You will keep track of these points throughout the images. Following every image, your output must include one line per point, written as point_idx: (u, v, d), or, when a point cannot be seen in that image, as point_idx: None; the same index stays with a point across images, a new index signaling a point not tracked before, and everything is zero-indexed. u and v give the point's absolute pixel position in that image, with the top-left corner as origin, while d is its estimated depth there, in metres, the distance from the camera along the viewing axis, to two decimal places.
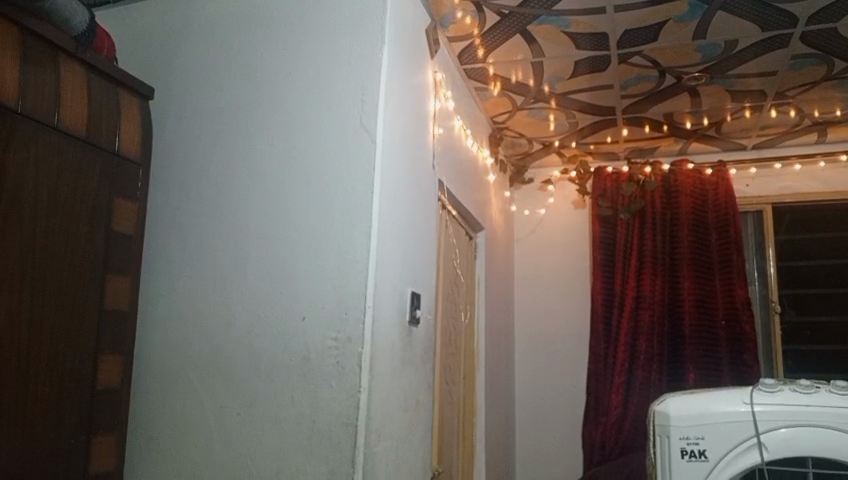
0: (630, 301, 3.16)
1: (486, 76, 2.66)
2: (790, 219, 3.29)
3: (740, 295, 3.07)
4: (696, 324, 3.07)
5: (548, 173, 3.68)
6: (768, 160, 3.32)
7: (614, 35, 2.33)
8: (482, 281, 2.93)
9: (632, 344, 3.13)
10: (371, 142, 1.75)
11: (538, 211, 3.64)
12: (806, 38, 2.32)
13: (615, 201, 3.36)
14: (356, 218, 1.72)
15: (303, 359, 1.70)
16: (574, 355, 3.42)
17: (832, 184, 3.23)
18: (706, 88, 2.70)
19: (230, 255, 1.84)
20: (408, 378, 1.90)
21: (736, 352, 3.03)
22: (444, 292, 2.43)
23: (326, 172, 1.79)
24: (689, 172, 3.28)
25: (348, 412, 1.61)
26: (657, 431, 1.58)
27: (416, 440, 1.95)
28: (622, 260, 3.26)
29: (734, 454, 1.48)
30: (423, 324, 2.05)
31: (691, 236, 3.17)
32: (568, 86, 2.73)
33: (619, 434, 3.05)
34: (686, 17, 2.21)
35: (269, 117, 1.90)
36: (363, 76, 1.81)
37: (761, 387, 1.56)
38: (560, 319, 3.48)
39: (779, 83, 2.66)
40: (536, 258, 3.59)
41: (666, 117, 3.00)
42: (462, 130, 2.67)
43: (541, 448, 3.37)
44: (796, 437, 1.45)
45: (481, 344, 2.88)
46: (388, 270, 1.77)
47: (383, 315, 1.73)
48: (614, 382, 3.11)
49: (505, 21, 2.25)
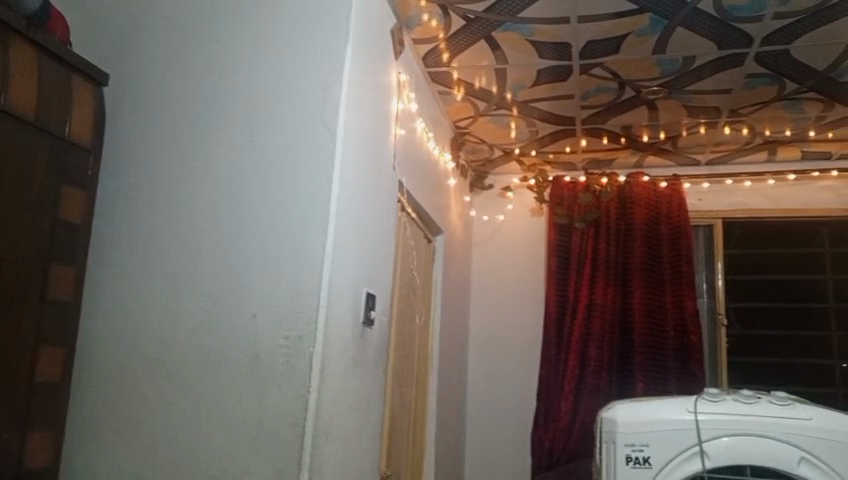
0: (582, 309, 3.20)
1: (450, 81, 2.67)
2: (740, 234, 3.39)
3: (689, 307, 3.14)
4: (646, 334, 3.13)
5: (508, 180, 3.71)
6: (720, 176, 3.41)
7: (576, 45, 2.37)
8: (439, 284, 2.94)
9: (583, 351, 3.18)
10: (331, 139, 1.73)
11: (497, 217, 3.67)
12: (761, 58, 2.39)
13: (572, 210, 3.40)
14: (313, 216, 1.70)
15: (252, 357, 1.67)
16: (527, 362, 3.45)
17: (780, 202, 3.34)
18: (664, 102, 2.76)
19: (182, 249, 1.80)
20: (359, 380, 1.88)
21: (683, 362, 3.10)
22: (399, 294, 2.42)
23: (283, 168, 1.76)
24: (645, 184, 3.35)
25: (296, 412, 1.59)
26: (604, 438, 1.61)
27: (364, 442, 1.93)
28: (576, 268, 3.31)
29: (677, 461, 1.51)
30: (377, 325, 2.03)
31: (643, 247, 3.24)
32: (530, 94, 2.76)
33: (568, 441, 3.09)
34: (648, 31, 2.25)
35: (228, 110, 1.86)
36: (325, 73, 1.79)
37: (705, 397, 1.59)
38: (514, 325, 3.51)
39: (733, 101, 2.73)
40: (493, 264, 3.61)
41: (624, 129, 3.06)
42: (424, 132, 2.68)
43: (491, 453, 3.39)
44: (737, 446, 1.48)
45: (435, 346, 2.88)
46: (343, 269, 1.76)
47: (337, 315, 1.72)
48: (564, 389, 3.15)
49: (471, 26, 2.26)
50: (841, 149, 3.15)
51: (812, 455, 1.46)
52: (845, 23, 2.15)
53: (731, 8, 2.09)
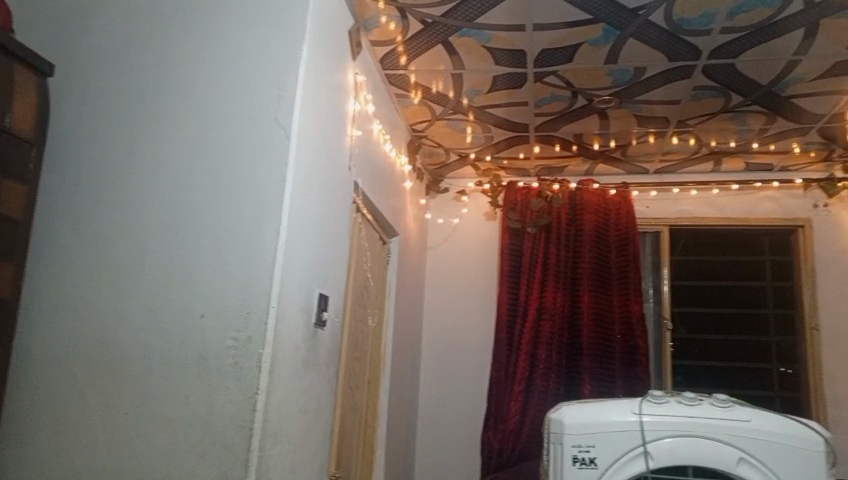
0: (533, 312, 3.25)
1: (407, 84, 2.68)
2: (685, 242, 3.51)
3: (636, 311, 3.22)
4: (594, 337, 3.19)
5: (463, 184, 3.73)
6: (667, 184, 3.50)
7: (532, 53, 2.40)
8: (393, 286, 2.93)
9: (533, 353, 3.22)
10: (284, 137, 1.71)
11: (452, 221, 3.69)
12: (708, 71, 2.47)
13: (524, 215, 3.45)
14: (264, 214, 1.68)
15: (200, 358, 1.63)
16: (479, 364, 3.47)
17: (724, 210, 3.44)
18: (615, 111, 2.83)
19: (127, 245, 1.75)
20: (309, 382, 1.86)
21: (630, 365, 3.17)
22: (353, 294, 2.41)
23: (236, 165, 1.73)
24: (594, 191, 3.43)
25: (243, 414, 1.57)
26: (552, 439, 1.64)
27: (313, 444, 1.91)
28: (528, 271, 3.35)
29: (622, 461, 1.54)
30: (329, 326, 2.02)
31: (593, 252, 3.31)
32: (486, 100, 2.79)
33: (517, 442, 3.12)
34: (601, 41, 2.30)
35: (179, 104, 1.82)
36: (280, 70, 1.77)
37: (650, 399, 1.63)
38: (466, 328, 3.53)
39: (681, 112, 2.82)
40: (447, 267, 3.63)
41: (577, 137, 3.12)
42: (381, 134, 2.67)
43: (441, 455, 3.40)
44: (680, 446, 1.52)
45: (388, 349, 2.88)
46: (295, 269, 1.74)
47: (287, 316, 1.70)
48: (514, 391, 3.18)
49: (429, 30, 2.27)
50: (782, 161, 3.28)
51: (750, 455, 1.50)
52: (786, 40, 2.24)
53: (680, 21, 2.16)
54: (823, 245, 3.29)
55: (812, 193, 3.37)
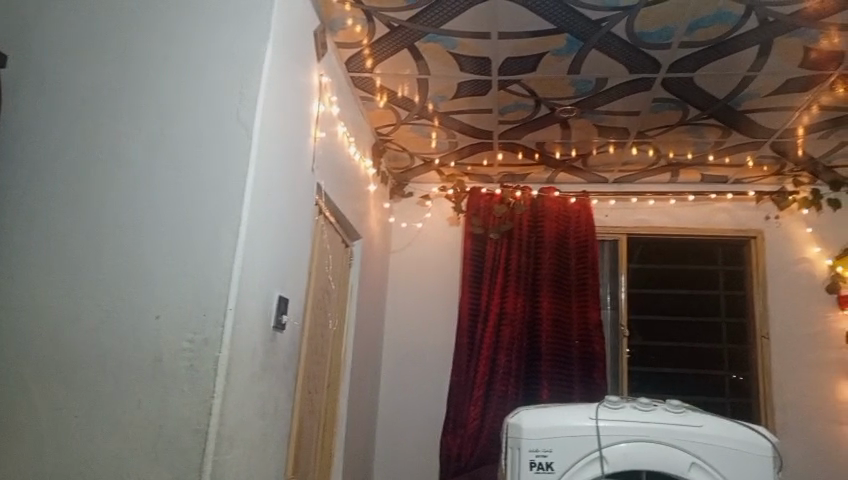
0: (494, 317, 3.28)
1: (372, 87, 2.67)
2: (642, 250, 3.57)
3: (594, 318, 3.27)
4: (552, 343, 3.24)
5: (426, 189, 3.74)
6: (626, 193, 3.57)
7: (496, 61, 2.43)
8: (355, 290, 2.92)
9: (493, 358, 3.24)
10: (246, 136, 1.69)
11: (415, 225, 3.69)
12: (667, 83, 2.53)
13: (487, 221, 3.48)
14: (223, 214, 1.65)
15: (154, 361, 1.60)
16: (439, 368, 3.48)
17: (680, 220, 3.52)
18: (577, 121, 2.87)
19: (82, 244, 1.71)
20: (267, 386, 1.84)
21: (587, 371, 3.21)
22: (313, 297, 2.39)
23: (195, 164, 1.70)
24: (555, 199, 3.48)
25: (198, 418, 1.53)
26: (510, 443, 1.64)
27: (270, 449, 1.88)
28: (490, 277, 3.38)
29: (578, 466, 1.56)
30: (288, 329, 2.00)
31: (552, 259, 3.35)
32: (451, 106, 2.80)
33: (475, 447, 3.13)
34: (564, 51, 2.34)
35: (138, 101, 1.79)
36: (243, 69, 1.75)
37: (606, 404, 1.66)
38: (428, 332, 3.54)
39: (641, 123, 2.88)
40: (409, 271, 3.63)
41: (539, 145, 3.16)
42: (345, 136, 2.66)
43: (400, 460, 3.39)
44: (635, 451, 1.55)
45: (348, 353, 2.86)
46: (254, 271, 1.71)
47: (245, 318, 1.67)
48: (473, 395, 3.19)
49: (394, 34, 2.28)
50: (736, 173, 3.37)
51: (702, 460, 1.54)
52: (742, 57, 2.31)
53: (641, 35, 2.21)
54: (774, 255, 3.39)
55: (764, 206, 3.47)
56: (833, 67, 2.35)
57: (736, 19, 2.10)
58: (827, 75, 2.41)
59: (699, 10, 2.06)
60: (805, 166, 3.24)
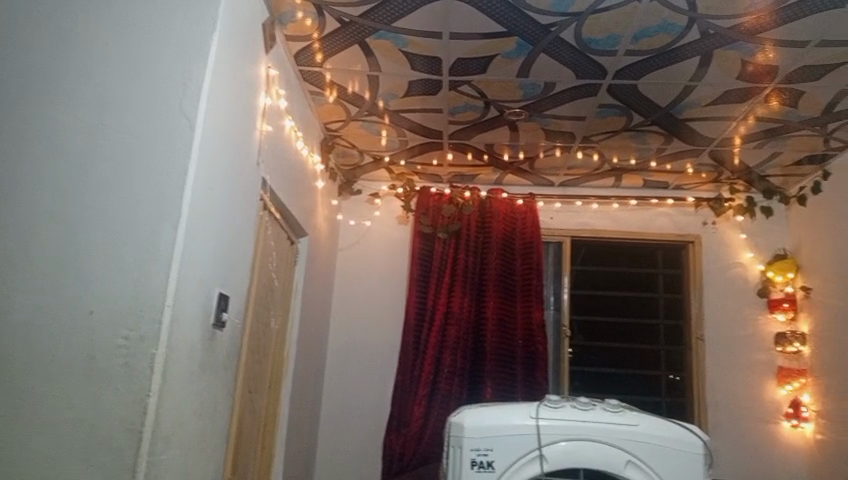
0: (440, 316, 3.29)
1: (322, 82, 2.64)
2: (585, 252, 3.65)
3: (537, 318, 3.32)
4: (497, 343, 3.27)
5: (376, 187, 3.73)
6: (571, 197, 3.64)
7: (447, 61, 2.43)
8: (300, 287, 2.88)
9: (438, 357, 3.25)
10: (189, 128, 1.64)
11: (363, 223, 3.67)
12: (612, 90, 2.58)
13: (436, 221, 3.48)
14: (163, 208, 1.60)
15: (87, 358, 1.54)
16: (384, 367, 3.47)
17: (622, 224, 3.62)
18: (525, 124, 2.91)
19: (14, 237, 1.63)
20: (205, 384, 1.79)
21: (530, 370, 3.26)
22: (256, 294, 2.35)
23: (136, 156, 1.65)
24: (502, 200, 3.52)
25: (132, 417, 1.48)
26: (452, 442, 1.65)
27: (208, 449, 1.84)
28: (437, 276, 3.39)
29: (518, 464, 1.57)
30: (229, 328, 1.95)
31: (499, 259, 3.39)
32: (401, 104, 2.79)
33: (418, 446, 3.13)
34: (514, 54, 2.36)
35: (78, 89, 1.72)
36: (187, 59, 1.69)
37: (547, 403, 1.68)
38: (374, 331, 3.52)
39: (586, 128, 2.93)
40: (356, 269, 3.61)
41: (488, 146, 3.19)
42: (292, 130, 2.62)
43: (343, 459, 3.36)
44: (573, 449, 1.57)
45: (292, 351, 2.81)
46: (194, 267, 1.66)
47: (183, 315, 1.62)
48: (418, 394, 3.20)
49: (345, 29, 2.25)
50: (676, 180, 3.48)
51: (637, 458, 1.57)
52: (683, 67, 2.39)
53: (589, 41, 2.25)
54: (709, 260, 3.52)
55: (701, 212, 3.59)
56: (769, 80, 2.45)
57: (679, 30, 2.16)
58: (763, 88, 2.51)
59: (644, 19, 2.11)
60: (741, 174, 3.36)
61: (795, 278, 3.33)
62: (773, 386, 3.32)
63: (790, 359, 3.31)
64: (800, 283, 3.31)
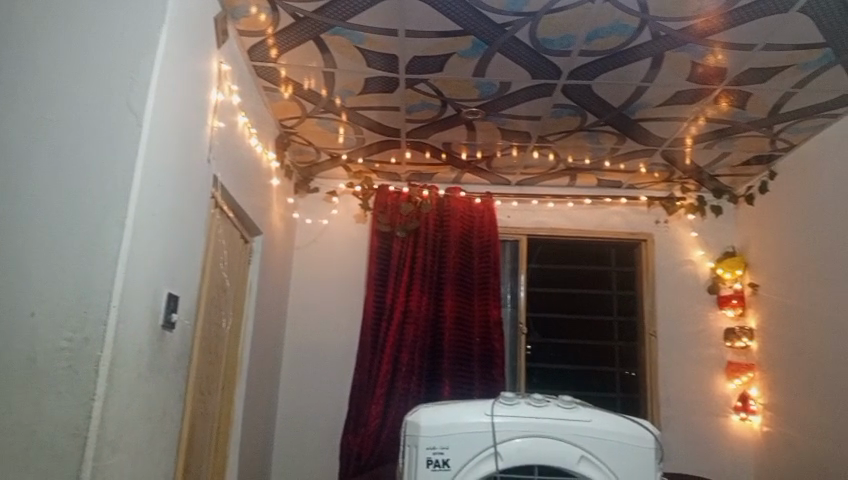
0: (398, 315, 3.29)
1: (277, 79, 2.60)
2: (541, 250, 3.69)
3: (494, 315, 3.34)
4: (455, 341, 3.28)
5: (333, 185, 3.69)
6: (527, 196, 3.68)
7: (403, 59, 2.42)
8: (254, 286, 2.83)
9: (396, 356, 3.25)
10: (136, 124, 1.59)
11: (320, 221, 3.63)
12: (567, 90, 2.61)
13: (394, 219, 3.47)
14: (109, 206, 1.55)
15: (28, 362, 1.48)
16: (341, 367, 3.45)
17: (577, 223, 3.67)
18: (482, 123, 2.92)
19: None
20: (154, 388, 1.74)
21: (487, 367, 3.28)
22: (207, 295, 2.30)
23: (80, 152, 1.59)
24: (460, 199, 3.53)
25: (77, 422, 1.43)
26: (408, 441, 1.62)
27: (157, 453, 1.79)
28: (395, 275, 3.38)
29: (473, 462, 1.55)
30: (179, 329, 1.90)
31: (456, 258, 3.40)
32: (357, 102, 2.77)
33: (376, 445, 3.12)
34: (470, 53, 2.36)
35: (20, 82, 1.66)
36: (135, 52, 1.64)
37: (502, 400, 1.65)
38: (331, 330, 3.49)
39: (542, 128, 2.96)
40: (314, 268, 3.57)
41: (445, 145, 3.19)
42: (246, 127, 2.57)
43: (300, 460, 3.33)
44: (527, 446, 1.54)
45: (246, 352, 2.77)
46: (141, 267, 1.62)
47: (130, 317, 1.57)
48: (375, 394, 3.18)
49: (299, 25, 2.22)
50: (630, 179, 3.54)
51: (590, 454, 1.55)
52: (636, 68, 2.43)
53: (544, 41, 2.27)
54: (662, 258, 3.59)
55: (654, 210, 3.67)
56: (718, 81, 2.51)
57: (631, 31, 2.19)
58: (712, 89, 2.57)
59: (597, 20, 2.14)
60: (692, 173, 3.44)
61: (743, 275, 3.43)
62: (723, 380, 3.41)
63: (739, 354, 3.41)
64: (748, 280, 3.41)
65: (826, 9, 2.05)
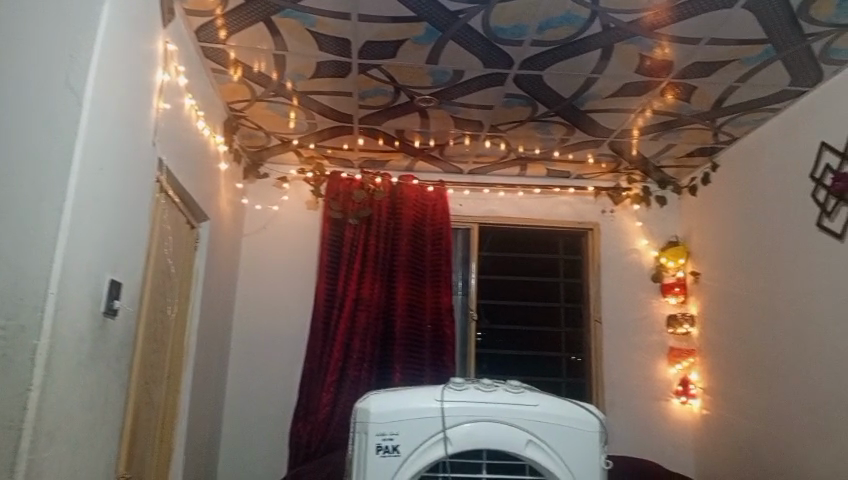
0: (350, 304, 3.27)
1: (226, 61, 2.54)
2: (492, 239, 3.72)
3: (445, 302, 3.37)
4: (406, 328, 3.29)
5: (284, 171, 3.64)
6: (479, 185, 3.71)
7: (356, 44, 2.40)
8: (202, 273, 2.77)
9: (347, 343, 3.24)
10: (76, 104, 1.52)
11: (271, 207, 3.58)
12: (519, 80, 2.63)
13: (346, 206, 3.45)
14: (46, 189, 1.48)
15: None
16: (291, 355, 3.42)
17: (527, 212, 3.72)
18: (435, 111, 2.92)
19: None
20: (95, 377, 1.69)
21: (438, 354, 3.30)
22: (152, 281, 2.24)
23: (17, 133, 1.52)
24: (413, 187, 3.53)
25: (12, 413, 1.37)
26: (357, 428, 1.61)
27: (99, 444, 1.75)
28: (347, 262, 3.36)
29: (422, 448, 1.55)
30: (121, 316, 1.85)
31: (409, 245, 3.41)
32: (309, 86, 2.73)
33: (326, 433, 3.11)
34: (423, 40, 2.36)
35: None
36: (75, 28, 1.58)
37: (452, 385, 1.65)
38: (282, 318, 3.46)
39: (494, 117, 2.98)
40: (264, 255, 3.52)
41: (398, 132, 3.18)
42: (193, 110, 2.50)
43: (248, 449, 3.29)
44: (476, 430, 1.56)
45: (193, 341, 2.71)
46: (82, 252, 1.56)
47: (69, 304, 1.52)
48: (326, 381, 3.17)
49: (249, 6, 2.17)
50: (578, 169, 3.61)
51: (537, 438, 1.58)
52: (586, 59, 2.46)
53: (497, 30, 2.27)
54: (608, 246, 3.68)
55: (601, 200, 3.75)
56: (664, 75, 2.57)
57: (582, 22, 2.22)
58: (659, 82, 2.63)
59: (549, 10, 2.16)
60: (638, 164, 3.52)
61: (686, 264, 3.53)
62: (665, 365, 3.52)
63: (680, 340, 3.52)
64: (690, 269, 3.51)
65: (768, 6, 2.12)
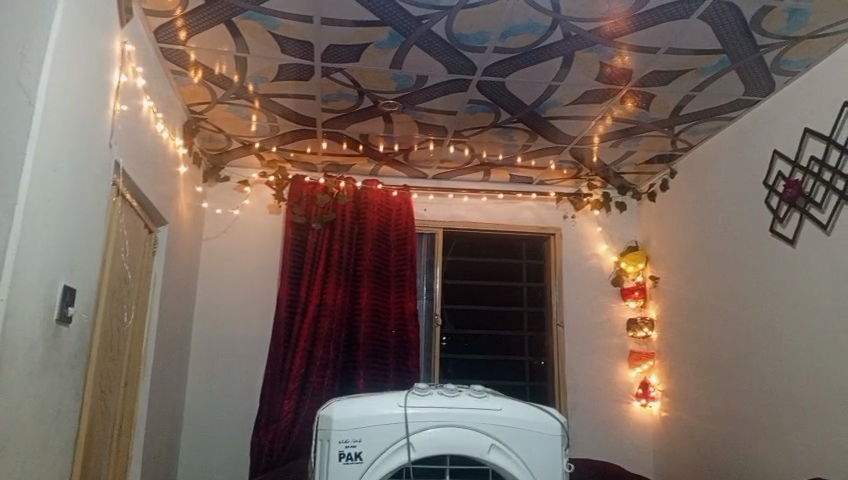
0: (312, 309, 3.24)
1: (186, 62, 2.50)
2: (456, 244, 3.73)
3: (409, 307, 3.37)
4: (370, 332, 3.28)
5: (246, 174, 3.60)
6: (443, 190, 3.72)
7: (319, 47, 2.38)
8: (159, 278, 2.71)
9: (310, 350, 3.20)
10: (28, 104, 1.47)
11: (232, 211, 3.53)
12: (482, 86, 2.65)
13: (309, 210, 3.42)
14: None
15: None
16: (253, 361, 3.37)
17: (491, 217, 3.75)
18: (399, 115, 2.92)
19: None
20: (47, 387, 1.64)
21: (401, 358, 3.29)
22: (108, 286, 2.18)
23: None
24: (377, 191, 3.52)
25: None
26: (320, 436, 1.60)
27: (51, 455, 1.69)
28: (310, 268, 3.33)
29: (386, 454, 1.54)
30: (75, 323, 1.79)
31: (373, 249, 3.40)
32: (272, 89, 2.71)
33: (287, 440, 3.07)
34: (386, 44, 2.35)
35: None
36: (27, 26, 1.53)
37: (415, 391, 1.65)
38: (243, 323, 3.41)
39: (458, 123, 3.00)
40: (225, 260, 3.46)
41: (362, 136, 3.17)
42: (151, 111, 2.45)
43: (209, 457, 3.23)
44: (440, 435, 1.56)
45: (151, 347, 2.65)
46: (33, 257, 1.51)
47: (20, 311, 1.46)
48: (288, 389, 3.13)
49: (210, 7, 2.14)
50: (540, 175, 3.65)
51: (500, 442, 1.58)
52: (548, 66, 2.49)
53: (459, 36, 2.28)
54: (570, 251, 3.72)
55: (563, 206, 3.80)
56: (624, 83, 2.62)
57: (543, 30, 2.24)
58: (619, 90, 2.68)
59: (511, 17, 2.17)
60: (598, 170, 3.58)
61: (645, 268, 3.60)
62: (625, 368, 3.58)
63: (640, 343, 3.59)
64: (649, 273, 3.58)
65: (722, 17, 2.18)
